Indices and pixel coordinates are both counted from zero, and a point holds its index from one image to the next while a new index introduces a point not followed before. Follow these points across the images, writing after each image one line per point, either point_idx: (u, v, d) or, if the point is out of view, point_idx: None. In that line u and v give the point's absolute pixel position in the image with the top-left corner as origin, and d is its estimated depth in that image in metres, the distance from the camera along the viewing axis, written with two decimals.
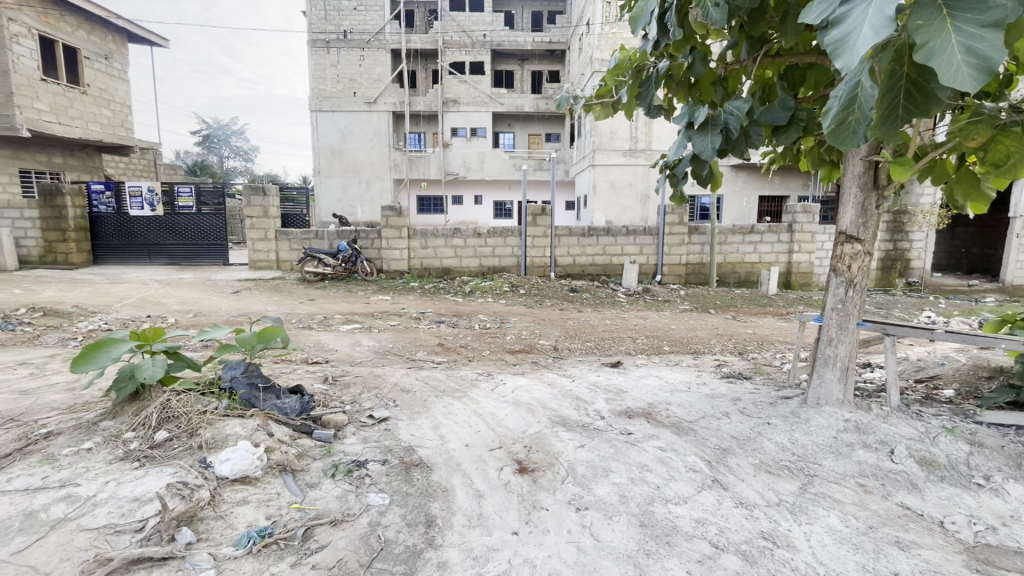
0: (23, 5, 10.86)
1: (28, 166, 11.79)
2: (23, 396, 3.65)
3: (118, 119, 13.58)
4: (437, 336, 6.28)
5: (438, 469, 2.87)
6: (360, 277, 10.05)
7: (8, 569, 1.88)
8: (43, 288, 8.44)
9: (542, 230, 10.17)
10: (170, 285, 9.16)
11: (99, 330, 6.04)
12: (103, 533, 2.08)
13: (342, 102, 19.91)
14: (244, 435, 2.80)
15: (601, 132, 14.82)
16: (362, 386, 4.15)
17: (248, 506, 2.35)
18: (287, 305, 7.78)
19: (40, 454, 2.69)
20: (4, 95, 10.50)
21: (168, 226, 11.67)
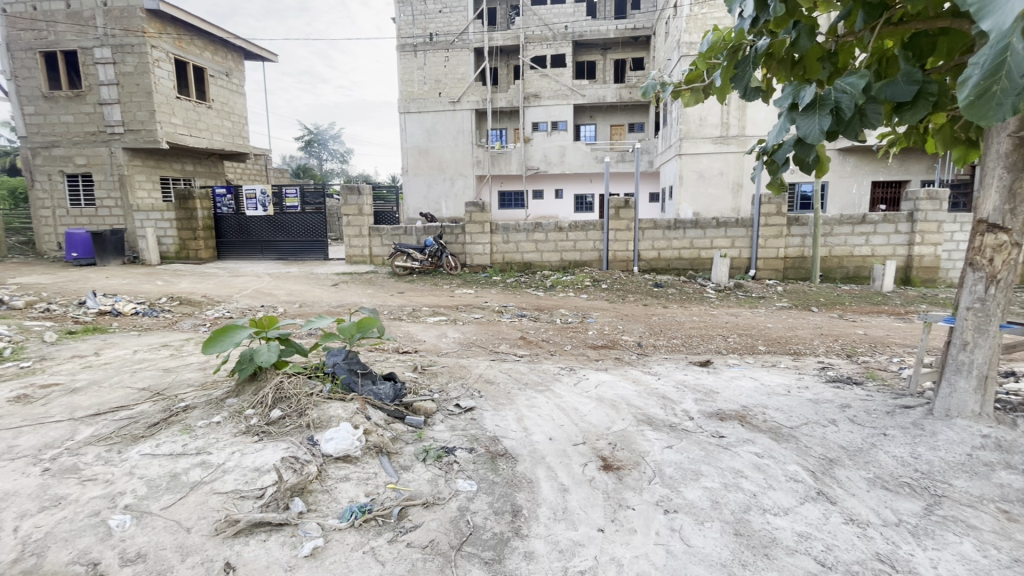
0: (162, 32, 12.42)
1: (167, 174, 13.56)
2: (166, 373, 4.24)
3: (237, 129, 15.18)
4: (519, 330, 6.36)
5: (523, 461, 2.91)
6: (445, 271, 10.43)
7: (159, 521, 2.20)
8: (180, 280, 9.69)
9: (626, 224, 9.92)
10: (279, 278, 10.10)
11: (223, 318, 6.83)
12: (231, 496, 2.36)
13: (428, 102, 20.71)
14: (345, 417, 3.03)
15: (688, 120, 14.11)
16: (449, 376, 4.32)
17: (350, 483, 2.54)
18: (379, 298, 8.26)
19: (180, 425, 3.10)
20: (148, 113, 12.13)
21: (277, 224, 12.86)
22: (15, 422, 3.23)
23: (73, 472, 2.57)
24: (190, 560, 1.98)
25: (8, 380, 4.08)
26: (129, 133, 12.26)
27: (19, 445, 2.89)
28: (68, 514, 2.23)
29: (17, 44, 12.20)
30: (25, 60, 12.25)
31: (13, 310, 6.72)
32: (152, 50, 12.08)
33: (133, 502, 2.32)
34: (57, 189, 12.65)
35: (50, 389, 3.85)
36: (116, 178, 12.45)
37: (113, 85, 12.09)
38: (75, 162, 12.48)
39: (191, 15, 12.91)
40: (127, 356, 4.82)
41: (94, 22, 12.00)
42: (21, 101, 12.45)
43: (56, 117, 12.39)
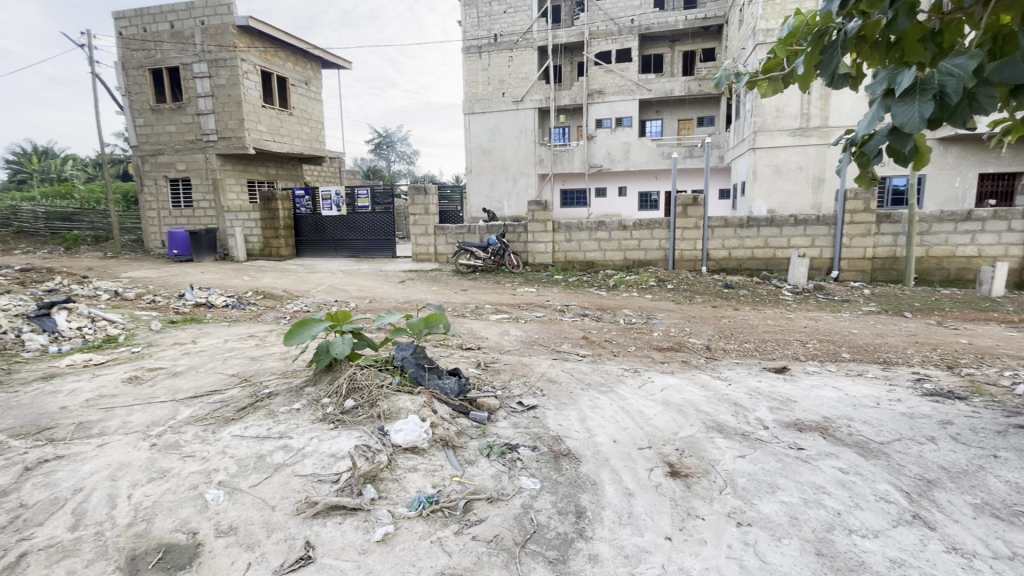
0: (250, 46, 13.42)
1: (254, 177, 14.66)
2: (253, 361, 4.58)
3: (314, 134, 16.12)
4: (581, 329, 6.30)
5: (587, 462, 2.87)
6: (508, 269, 10.48)
7: (248, 497, 2.38)
8: (264, 275, 10.45)
9: (694, 223, 9.54)
10: (351, 275, 10.63)
11: (301, 311, 7.28)
12: (310, 479, 2.52)
13: (492, 102, 20.95)
14: (413, 410, 3.14)
15: (764, 111, 13.31)
16: (511, 373, 4.35)
17: (417, 473, 2.63)
18: (444, 295, 8.47)
19: (265, 410, 3.34)
20: (238, 122, 13.17)
21: (349, 223, 13.53)
22: (128, 401, 3.62)
23: (176, 448, 2.85)
24: (275, 537, 2.13)
25: (123, 363, 4.59)
26: (221, 140, 13.36)
27: (131, 422, 3.24)
28: (172, 485, 2.48)
29: (130, 63, 13.65)
30: (137, 77, 13.68)
31: (125, 301, 7.53)
32: (242, 63, 13.08)
33: (225, 478, 2.53)
34: (162, 193, 14.05)
35: (156, 373, 4.29)
36: (210, 182, 13.63)
37: (208, 97, 13.22)
38: (176, 167, 13.79)
39: (275, 29, 13.85)
40: (220, 345, 5.26)
41: (193, 40, 13.19)
42: (134, 115, 13.93)
43: (162, 128, 13.74)
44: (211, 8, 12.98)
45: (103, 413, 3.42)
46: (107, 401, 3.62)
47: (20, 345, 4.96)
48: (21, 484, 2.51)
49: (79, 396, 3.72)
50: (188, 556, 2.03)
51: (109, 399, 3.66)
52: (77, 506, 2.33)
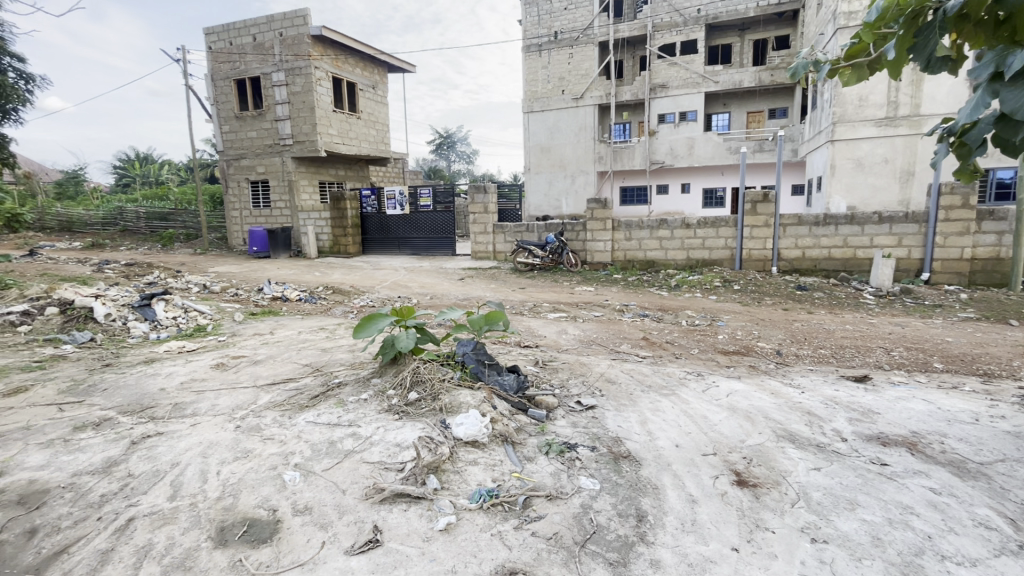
0: (323, 54, 14.16)
1: (325, 178, 15.45)
2: (324, 353, 4.86)
3: (380, 136, 16.76)
4: (641, 330, 6.16)
5: (648, 465, 2.81)
6: (566, 268, 10.39)
7: (321, 480, 2.53)
8: (333, 271, 11.02)
9: (764, 221, 9.05)
10: (414, 272, 10.97)
11: (367, 306, 7.62)
12: (378, 467, 2.64)
13: (551, 100, 20.87)
14: (474, 404, 3.21)
15: (844, 100, 12.39)
16: (569, 372, 4.33)
17: (478, 467, 2.68)
18: (502, 293, 8.55)
19: (335, 399, 3.53)
20: (311, 126, 13.96)
21: (412, 222, 13.98)
22: (216, 385, 3.96)
23: (257, 431, 3.07)
24: (346, 518, 2.25)
25: (211, 350, 5.02)
26: (296, 144, 14.21)
27: (219, 405, 3.54)
28: (255, 465, 2.68)
29: (218, 75, 14.80)
30: (224, 88, 14.81)
31: (212, 293, 8.20)
32: (315, 70, 13.84)
33: (301, 461, 2.70)
34: (244, 194, 15.15)
35: (239, 360, 4.65)
36: (286, 183, 14.53)
37: (285, 104, 14.11)
38: (256, 170, 14.83)
39: (346, 37, 14.53)
40: (294, 336, 5.62)
41: (273, 51, 14.11)
42: (220, 122, 15.11)
43: (244, 134, 14.81)
44: (289, 20, 13.82)
45: (195, 395, 3.75)
46: (198, 385, 3.97)
47: (126, 332, 5.54)
48: (129, 456, 2.81)
49: (175, 379, 4.10)
50: (269, 531, 2.19)
51: (200, 383, 4.02)
52: (175, 478, 2.57)
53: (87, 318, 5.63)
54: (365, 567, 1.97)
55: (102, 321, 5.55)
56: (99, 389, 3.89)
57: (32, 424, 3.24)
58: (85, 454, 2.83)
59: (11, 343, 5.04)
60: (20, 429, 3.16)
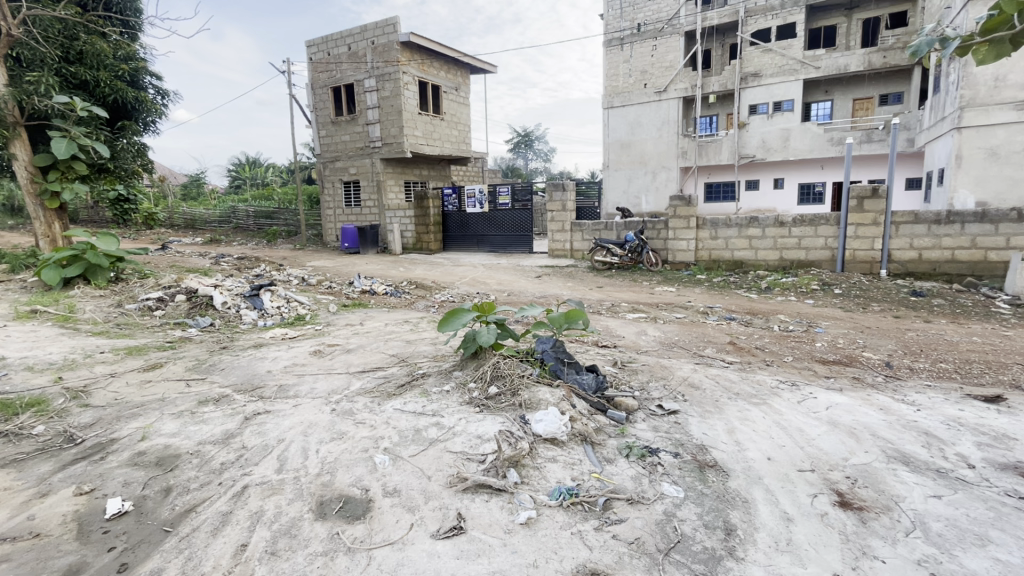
0: (411, 59, 14.82)
1: (410, 178, 16.15)
2: (408, 344, 5.10)
3: (462, 136, 17.22)
4: (727, 333, 5.84)
5: (737, 477, 2.66)
6: (645, 267, 10.05)
7: (409, 465, 2.66)
8: (416, 267, 11.52)
9: (872, 218, 8.19)
10: (492, 269, 11.18)
11: (448, 301, 7.88)
12: (461, 456, 2.72)
13: (633, 95, 20.26)
14: (553, 402, 3.22)
15: (974, 82, 10.88)
16: (650, 375, 4.20)
17: (557, 465, 2.68)
18: (579, 291, 8.47)
19: (419, 389, 3.69)
20: (399, 129, 14.68)
21: (491, 220, 14.25)
22: (314, 370, 4.30)
23: (351, 415, 3.30)
24: (431, 504, 2.35)
25: (309, 338, 5.46)
26: (384, 146, 15.01)
27: (317, 388, 3.84)
28: (349, 446, 2.88)
29: (317, 84, 16.00)
30: (322, 95, 15.99)
31: (310, 286, 8.90)
32: (403, 75, 14.52)
33: (390, 446, 2.86)
34: (338, 194, 16.27)
35: (334, 348, 5.01)
36: (375, 184, 15.38)
37: (375, 108, 14.95)
38: (349, 171, 15.86)
39: (432, 41, 15.07)
40: (382, 327, 5.95)
41: (365, 59, 15.00)
42: (318, 128, 16.31)
43: (339, 138, 15.89)
44: (380, 29, 14.60)
45: (297, 378, 4.10)
46: (299, 369, 4.34)
47: (239, 319, 6.17)
48: (243, 430, 3.13)
49: (280, 363, 4.52)
50: (363, 509, 2.34)
51: (301, 367, 4.40)
52: (281, 453, 2.83)
53: (208, 305, 6.34)
54: (450, 551, 2.06)
55: (220, 308, 6.23)
56: (218, 368, 4.37)
57: (166, 396, 3.71)
58: (208, 426, 3.19)
59: (149, 325, 5.82)
60: (157, 400, 3.63)
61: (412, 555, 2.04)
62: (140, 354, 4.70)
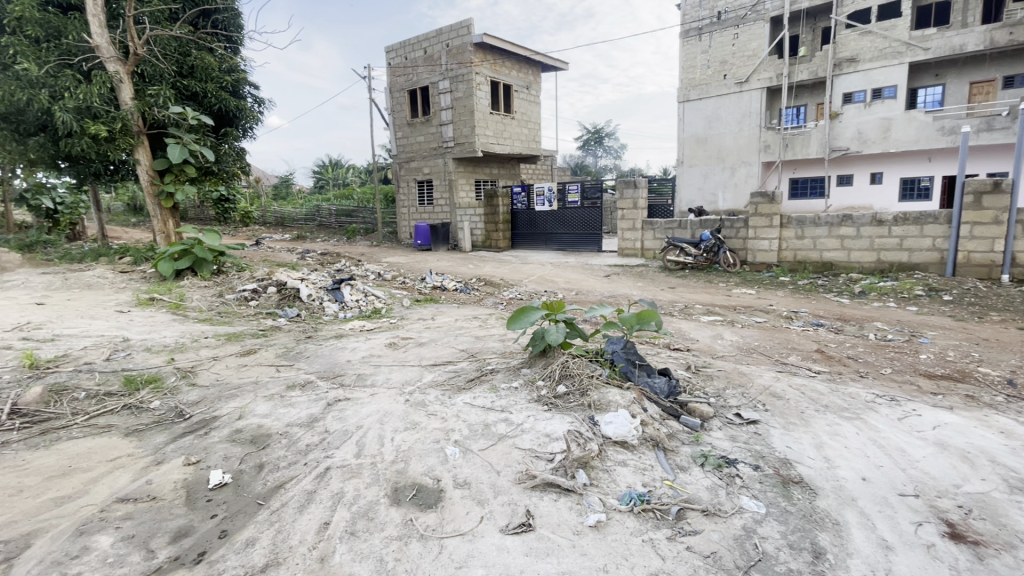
0: (483, 60, 15.06)
1: (481, 177, 16.43)
2: (477, 340, 5.19)
3: (532, 135, 17.25)
4: (814, 340, 5.42)
5: (826, 497, 2.46)
6: (722, 268, 9.55)
7: (479, 458, 2.71)
8: (485, 264, 11.71)
9: (993, 217, 7.25)
10: (560, 267, 11.12)
11: (515, 299, 7.94)
12: (530, 454, 2.73)
13: (711, 87, 19.26)
14: (623, 404, 3.15)
15: None
16: (727, 381, 3.99)
17: (627, 469, 2.62)
18: (650, 292, 8.22)
19: (488, 384, 3.75)
20: (471, 128, 14.98)
21: (560, 218, 14.19)
22: (389, 361, 4.50)
23: (423, 406, 3.41)
24: (501, 498, 2.38)
25: (385, 330, 5.72)
26: (457, 146, 15.38)
27: (391, 379, 4.01)
28: (421, 436, 2.98)
29: (395, 87, 16.70)
30: (399, 98, 16.67)
31: (385, 281, 9.33)
32: (476, 76, 14.79)
33: (460, 439, 2.93)
34: (412, 193, 16.90)
35: (407, 341, 5.21)
36: (447, 183, 15.81)
37: (449, 109, 15.35)
38: (423, 171, 16.42)
39: (504, 41, 15.22)
40: (452, 322, 6.10)
41: (440, 62, 15.44)
42: (396, 130, 17.03)
43: (414, 138, 16.50)
44: (455, 31, 14.96)
45: (373, 368, 4.31)
46: (376, 360, 4.55)
47: (322, 310, 6.59)
48: (326, 414, 3.34)
49: (359, 353, 4.77)
50: (434, 498, 2.42)
51: (377, 358, 4.61)
52: (359, 439, 2.98)
53: (295, 297, 6.83)
54: (519, 547, 2.07)
55: (306, 300, 6.69)
56: (304, 356, 4.69)
57: (259, 379, 4.04)
58: (295, 409, 3.43)
59: (246, 313, 6.37)
60: (251, 383, 3.97)
61: (482, 548, 2.08)
62: (238, 340, 5.15)
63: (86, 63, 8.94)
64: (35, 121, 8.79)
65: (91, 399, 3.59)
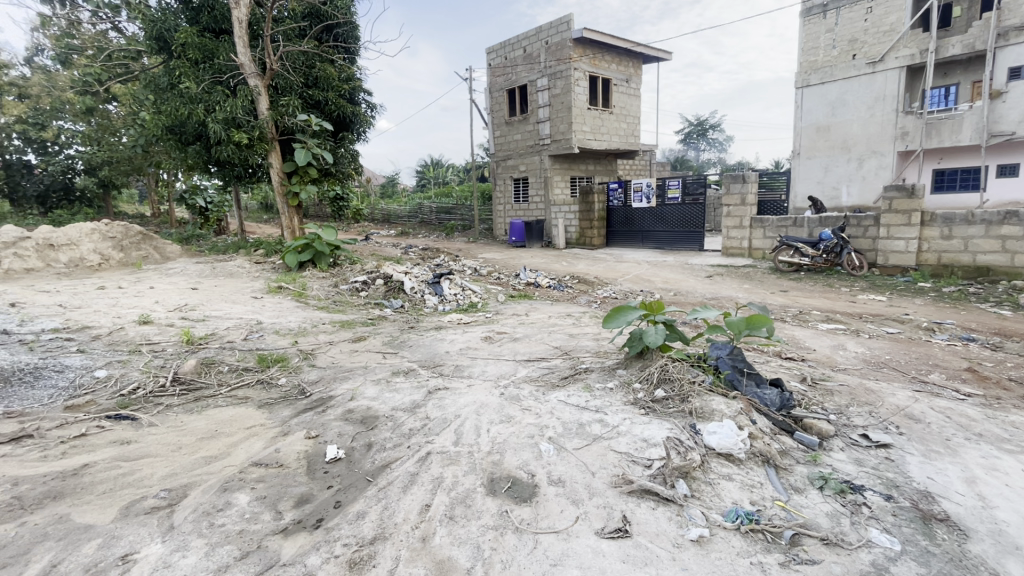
0: (582, 55, 14.88)
1: (576, 174, 16.29)
2: (571, 338, 5.16)
3: (631, 129, 16.72)
4: (963, 357, 4.66)
5: (982, 541, 2.10)
6: (844, 271, 8.58)
7: (573, 458, 2.69)
8: (578, 262, 11.60)
9: None
10: (657, 266, 10.70)
11: (610, 298, 7.77)
12: (625, 458, 2.66)
13: (836, 69, 17.05)
14: (728, 414, 2.95)
15: None
16: (851, 398, 3.56)
17: (733, 484, 2.45)
18: (758, 295, 7.62)
19: (582, 383, 3.70)
20: (568, 125, 14.90)
21: (658, 216, 13.64)
22: (485, 354, 4.62)
23: (518, 400, 3.46)
24: (596, 500, 2.34)
25: (481, 324, 5.89)
26: (553, 143, 15.39)
27: (487, 372, 4.13)
28: (516, 430, 3.02)
29: (495, 87, 17.10)
30: (498, 98, 17.03)
31: (481, 276, 9.61)
32: (574, 72, 14.67)
33: (554, 436, 2.93)
34: (508, 190, 17.23)
35: (502, 335, 5.32)
36: (543, 180, 15.90)
37: (547, 107, 15.40)
38: (519, 168, 16.65)
39: (604, 34, 14.92)
40: (546, 319, 6.12)
41: (540, 59, 15.51)
42: (494, 129, 17.44)
43: (512, 137, 16.78)
44: (555, 28, 14.95)
45: (471, 360, 4.47)
46: (472, 352, 4.70)
47: (423, 302, 6.95)
48: (427, 401, 3.52)
49: (456, 345, 4.96)
50: (529, 493, 2.44)
51: (474, 351, 4.76)
52: (458, 427, 3.10)
53: (400, 289, 7.28)
54: (616, 553, 2.02)
55: (409, 292, 7.11)
56: (407, 345, 4.99)
57: (368, 364, 4.37)
58: (399, 395, 3.66)
59: (357, 303, 6.91)
60: (361, 367, 4.31)
61: (577, 548, 2.06)
62: (350, 327, 5.62)
63: (233, 79, 10.22)
64: (193, 131, 10.22)
65: (233, 372, 4.12)
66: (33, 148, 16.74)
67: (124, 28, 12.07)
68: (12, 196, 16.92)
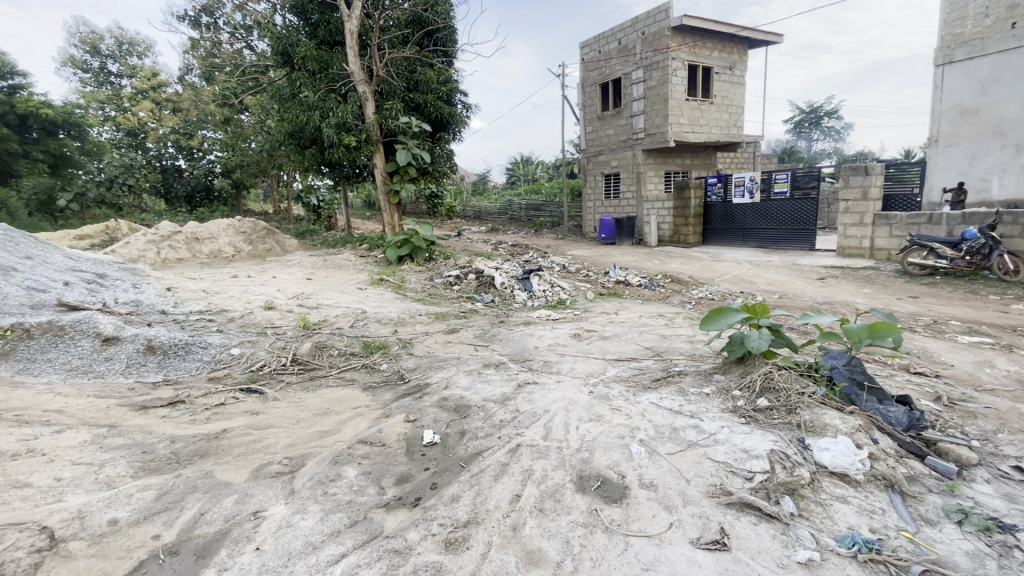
0: (681, 44, 14.21)
1: (671, 168, 15.62)
2: (663, 339, 4.98)
3: (734, 119, 15.64)
4: None
5: None
6: (992, 276, 7.40)
7: (665, 463, 2.61)
8: (671, 261, 11.13)
9: None
10: (760, 266, 9.97)
11: (706, 299, 7.39)
12: (723, 468, 2.53)
13: (988, 41, 12.57)
14: (844, 431, 2.69)
15: None
16: (999, 423, 3.07)
17: (848, 507, 2.23)
18: (880, 300, 6.82)
19: (675, 387, 3.56)
20: (664, 118, 14.34)
21: (762, 212, 12.67)
22: (573, 351, 4.62)
23: (608, 399, 3.42)
24: (690, 509, 2.26)
25: (570, 321, 5.89)
26: (647, 137, 14.90)
27: (576, 369, 4.12)
28: (606, 429, 2.99)
29: (587, 82, 16.89)
30: (591, 93, 16.80)
31: (570, 273, 9.58)
32: (672, 62, 14.07)
33: (645, 439, 2.85)
34: (598, 187, 16.96)
35: (591, 333, 5.27)
36: (635, 176, 15.46)
37: (641, 99, 14.93)
38: (611, 164, 16.33)
39: (706, 20, 14.10)
40: (637, 319, 5.96)
41: (635, 50, 15.05)
42: (586, 124, 17.26)
43: (604, 132, 16.47)
44: (652, 17, 14.42)
45: (559, 356, 4.49)
46: (561, 349, 4.72)
47: (512, 298, 7.08)
48: (517, 395, 3.59)
49: (546, 341, 5.01)
50: (619, 494, 2.40)
51: (562, 347, 4.77)
52: (547, 422, 3.13)
53: (491, 284, 7.48)
54: (713, 566, 1.93)
55: (499, 287, 7.27)
56: (498, 339, 5.12)
57: (461, 356, 4.55)
58: (490, 386, 3.78)
59: (450, 296, 7.21)
60: (454, 357, 4.51)
61: (670, 556, 2.00)
62: (444, 319, 5.88)
63: (344, 86, 11.09)
64: (310, 136, 11.26)
65: (342, 356, 4.50)
66: (183, 155, 19.36)
67: (256, 46, 13.60)
68: (168, 196, 19.75)
